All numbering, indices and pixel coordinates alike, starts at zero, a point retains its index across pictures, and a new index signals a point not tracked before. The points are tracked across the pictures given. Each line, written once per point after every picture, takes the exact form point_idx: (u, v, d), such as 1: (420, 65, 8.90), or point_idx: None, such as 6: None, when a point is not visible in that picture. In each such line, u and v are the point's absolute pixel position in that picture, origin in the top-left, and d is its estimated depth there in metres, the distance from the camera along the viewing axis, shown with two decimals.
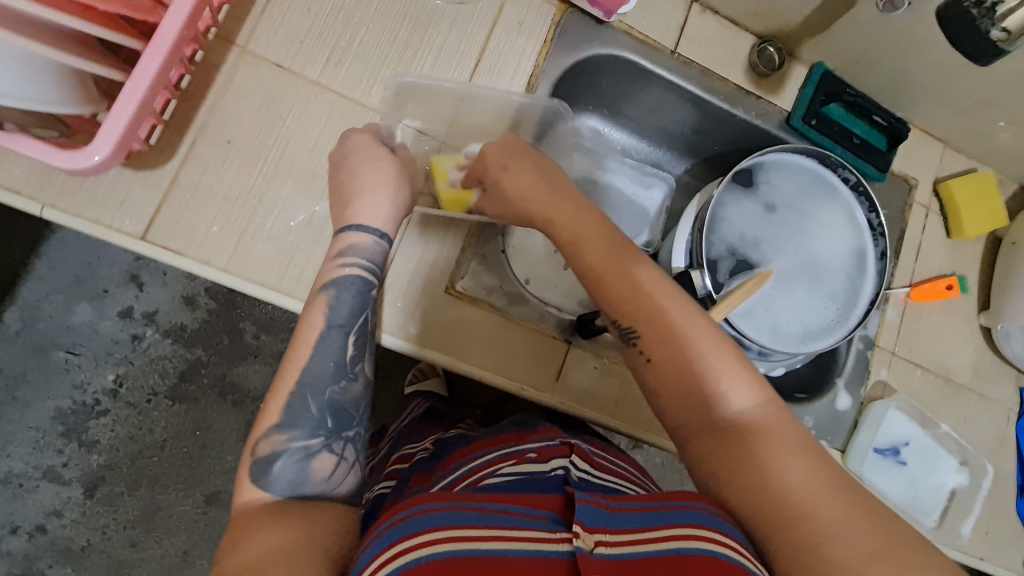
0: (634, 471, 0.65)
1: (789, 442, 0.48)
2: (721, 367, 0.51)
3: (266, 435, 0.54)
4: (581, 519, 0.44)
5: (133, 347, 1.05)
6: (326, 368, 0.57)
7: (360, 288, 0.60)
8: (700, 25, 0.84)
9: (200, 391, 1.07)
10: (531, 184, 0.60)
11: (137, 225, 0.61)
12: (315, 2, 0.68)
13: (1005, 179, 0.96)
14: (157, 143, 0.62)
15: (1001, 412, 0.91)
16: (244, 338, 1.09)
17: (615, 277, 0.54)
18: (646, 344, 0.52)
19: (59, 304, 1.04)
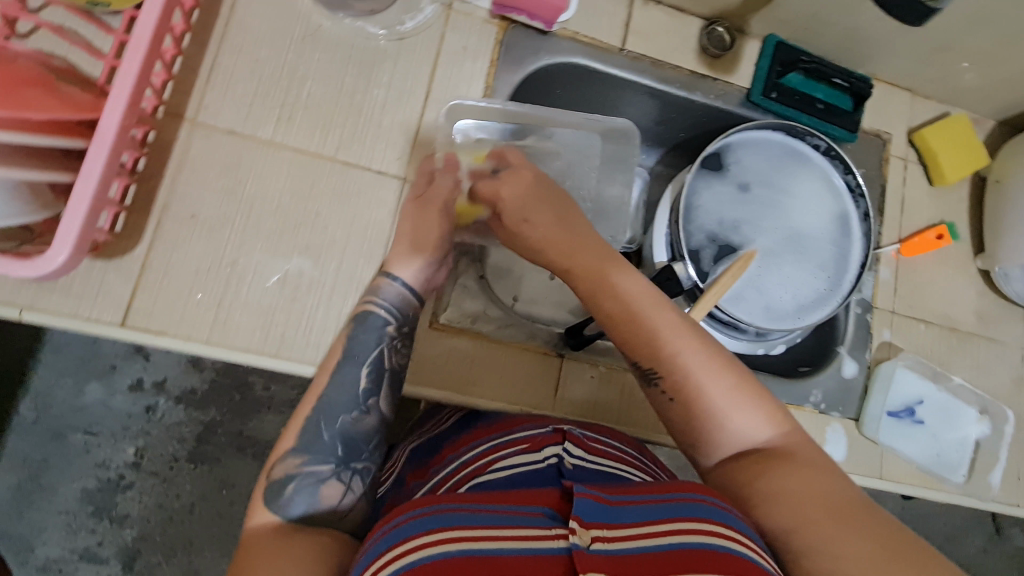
0: (639, 454, 0.65)
1: (808, 462, 0.50)
2: (741, 403, 0.52)
3: (280, 458, 0.55)
4: (578, 515, 0.44)
5: (149, 418, 1.06)
6: (343, 398, 0.58)
7: (378, 324, 0.61)
8: (645, 18, 0.83)
9: (220, 450, 1.08)
10: (552, 234, 0.60)
11: (116, 313, 0.62)
12: (258, 63, 0.69)
13: (978, 118, 0.94)
14: (123, 229, 0.63)
15: (1014, 353, 0.89)
16: (255, 391, 1.10)
17: (636, 324, 0.55)
18: (667, 385, 0.53)
19: (70, 387, 1.05)
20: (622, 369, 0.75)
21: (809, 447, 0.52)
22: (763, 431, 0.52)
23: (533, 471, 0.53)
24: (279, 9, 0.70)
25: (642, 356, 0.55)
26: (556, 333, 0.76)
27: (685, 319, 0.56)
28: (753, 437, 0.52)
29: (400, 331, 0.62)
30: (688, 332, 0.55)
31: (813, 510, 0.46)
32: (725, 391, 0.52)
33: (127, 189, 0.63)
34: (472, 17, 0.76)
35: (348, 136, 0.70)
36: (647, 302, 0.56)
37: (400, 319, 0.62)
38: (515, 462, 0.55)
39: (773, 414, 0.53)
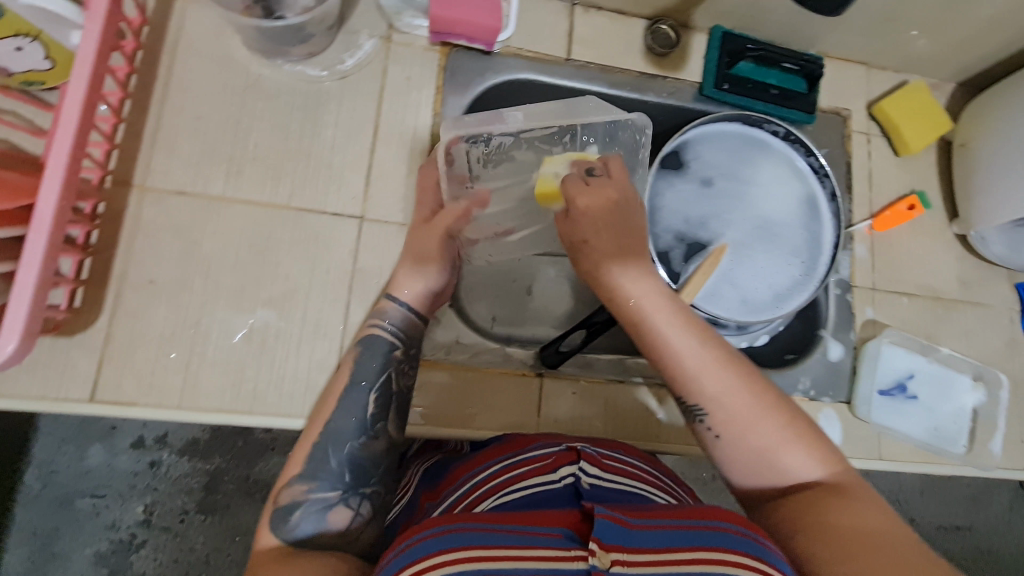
0: (654, 468, 0.61)
1: (862, 498, 0.48)
2: (791, 439, 0.52)
3: (288, 484, 0.55)
4: (597, 536, 0.41)
5: (154, 474, 1.04)
6: (349, 424, 0.58)
7: (383, 349, 0.62)
8: (587, 25, 0.82)
9: (229, 497, 1.06)
10: (610, 267, 0.59)
11: (84, 389, 0.62)
12: (201, 120, 0.68)
13: (937, 83, 0.93)
14: (83, 304, 0.63)
15: (1002, 314, 0.88)
16: (256, 434, 1.08)
17: (682, 363, 0.55)
18: (713, 421, 0.53)
19: (71, 452, 1.03)
20: (603, 381, 0.75)
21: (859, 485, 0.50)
22: (812, 471, 0.51)
23: (546, 492, 0.50)
24: (216, 63, 0.70)
25: (688, 392, 0.54)
26: (531, 353, 0.75)
27: (730, 356, 0.55)
28: (801, 475, 0.51)
29: (407, 354, 0.63)
30: (732, 367, 0.54)
31: (865, 541, 0.44)
32: (775, 430, 0.52)
33: (81, 264, 0.63)
34: (413, 47, 0.76)
35: (300, 182, 0.70)
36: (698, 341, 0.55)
37: (405, 342, 0.63)
38: (528, 483, 0.52)
39: (823, 453, 0.52)
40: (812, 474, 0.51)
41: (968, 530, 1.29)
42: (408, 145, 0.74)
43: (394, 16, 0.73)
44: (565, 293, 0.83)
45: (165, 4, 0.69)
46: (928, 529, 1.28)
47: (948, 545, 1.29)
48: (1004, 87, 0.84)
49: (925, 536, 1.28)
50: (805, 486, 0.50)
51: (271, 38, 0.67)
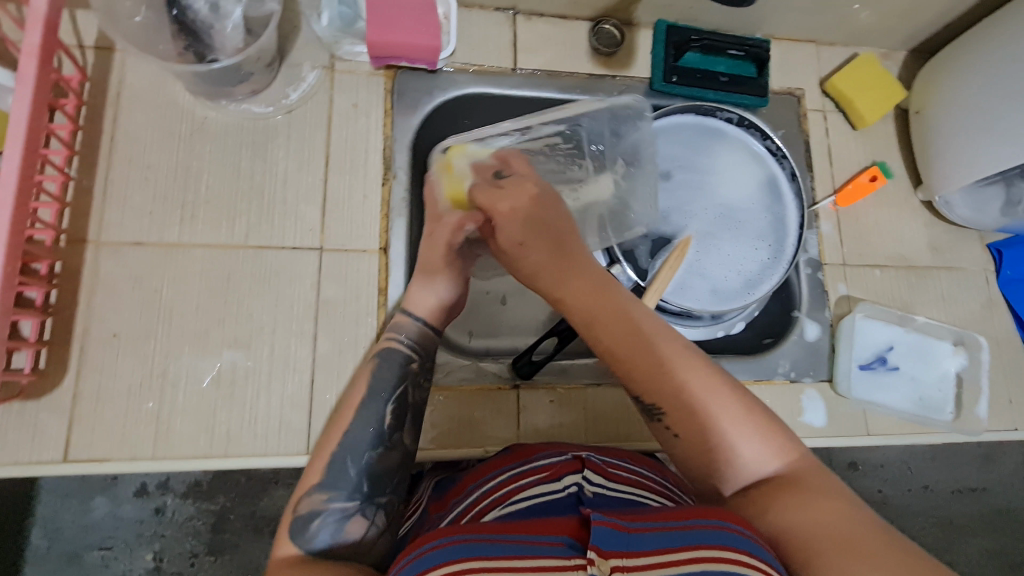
0: (660, 476, 0.59)
1: (822, 490, 0.46)
2: (749, 432, 0.50)
3: (306, 493, 0.53)
4: (597, 544, 0.39)
5: (159, 520, 1.01)
6: (366, 434, 0.56)
7: (400, 362, 0.60)
8: (529, 33, 0.82)
9: (236, 535, 1.03)
10: (543, 263, 0.58)
11: (56, 450, 0.61)
12: (150, 169, 0.69)
13: (888, 53, 0.93)
14: (48, 364, 0.63)
15: (978, 276, 0.88)
16: (258, 470, 1.06)
17: (634, 359, 0.54)
18: (671, 420, 0.52)
19: (73, 506, 0.99)
20: (579, 388, 0.74)
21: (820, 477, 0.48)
22: (770, 464, 0.50)
23: (549, 502, 0.49)
24: (161, 112, 0.70)
25: (645, 390, 0.53)
26: (505, 365, 0.75)
27: (685, 348, 0.54)
28: (759, 469, 0.49)
29: (423, 367, 0.62)
30: (689, 363, 0.53)
31: (822, 535, 0.42)
32: (733, 424, 0.50)
33: (43, 325, 0.64)
34: (357, 73, 0.76)
35: (255, 220, 0.70)
36: (640, 343, 0.54)
37: (421, 354, 0.62)
38: (533, 493, 0.51)
39: (782, 445, 0.50)
40: (770, 467, 0.49)
41: (982, 491, 1.28)
42: (360, 172, 0.74)
43: (333, 46, 0.74)
44: (538, 302, 0.83)
45: (104, 59, 0.70)
46: (942, 494, 1.27)
47: (963, 507, 1.28)
48: (951, 52, 0.83)
49: (939, 501, 1.27)
50: (762, 480, 0.49)
51: (209, 82, 0.67)
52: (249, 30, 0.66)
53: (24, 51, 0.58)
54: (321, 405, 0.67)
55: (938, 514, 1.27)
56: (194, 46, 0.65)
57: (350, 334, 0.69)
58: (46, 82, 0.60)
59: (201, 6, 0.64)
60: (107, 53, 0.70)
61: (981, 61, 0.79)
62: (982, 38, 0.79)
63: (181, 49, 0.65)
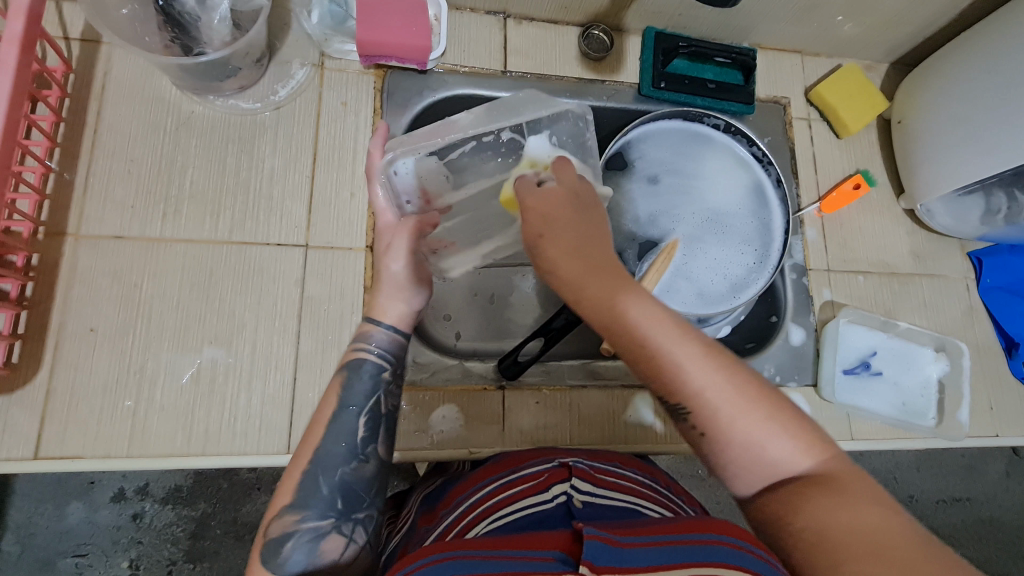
0: (652, 480, 0.59)
1: (857, 491, 0.42)
2: (780, 429, 0.45)
3: (277, 514, 0.51)
4: (589, 559, 0.38)
5: (138, 527, 1.02)
6: (338, 449, 0.53)
7: (373, 373, 0.57)
8: (520, 37, 0.83)
9: (217, 542, 1.03)
10: (568, 252, 0.53)
11: (27, 447, 0.60)
12: (133, 163, 0.68)
13: (872, 64, 0.95)
14: (21, 359, 0.62)
15: (959, 283, 0.89)
16: (241, 475, 1.06)
17: (657, 356, 0.48)
18: (699, 420, 0.47)
19: (49, 512, 1.00)
20: (564, 389, 0.74)
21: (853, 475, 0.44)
22: (804, 462, 0.45)
23: (540, 514, 0.48)
24: (146, 105, 0.69)
25: (668, 390, 0.48)
26: (491, 366, 0.75)
27: (713, 349, 0.48)
28: (793, 467, 0.45)
29: (395, 375, 0.59)
30: (717, 362, 0.47)
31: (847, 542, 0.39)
32: (763, 423, 0.45)
33: (17, 318, 0.62)
34: (347, 71, 0.76)
35: (240, 216, 0.69)
36: (660, 333, 0.48)
37: (394, 363, 0.59)
38: (522, 503, 0.50)
39: (814, 444, 0.45)
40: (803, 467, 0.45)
41: (967, 501, 1.29)
42: (348, 170, 0.73)
43: (323, 43, 0.74)
44: (527, 303, 0.83)
45: (90, 51, 0.69)
46: (927, 504, 1.28)
47: (950, 518, 1.28)
48: (935, 63, 0.84)
49: (925, 511, 1.28)
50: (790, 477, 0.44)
51: (195, 75, 0.66)
52: (236, 24, 0.66)
53: (6, 39, 0.58)
54: (303, 403, 0.66)
55: (924, 525, 1.27)
56: (181, 38, 0.65)
57: (334, 333, 0.68)
58: (26, 71, 0.59)
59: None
60: (93, 45, 0.69)
61: (972, 69, 0.79)
62: (973, 45, 0.79)
63: (167, 41, 0.65)
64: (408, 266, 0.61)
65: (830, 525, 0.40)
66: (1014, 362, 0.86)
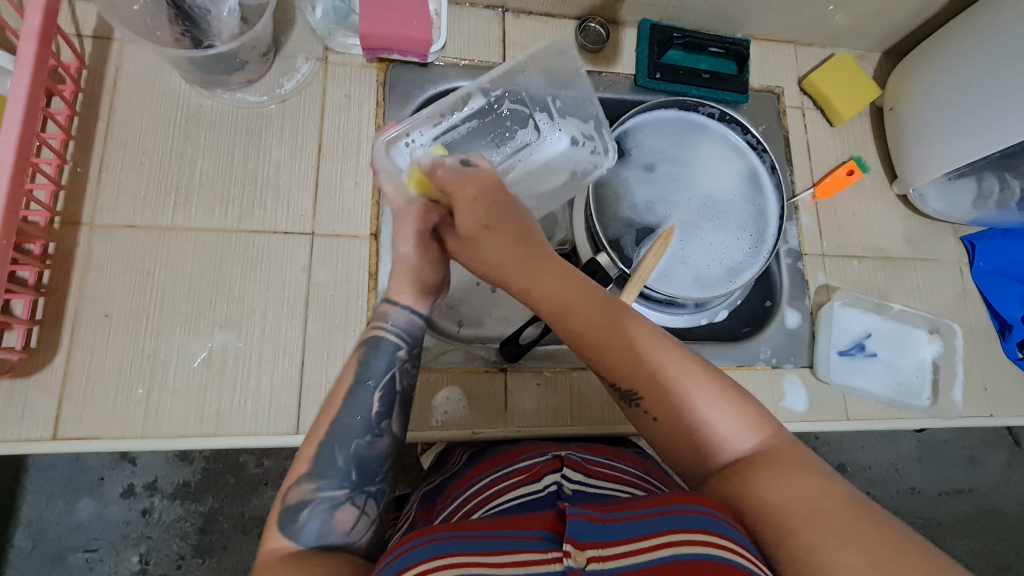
0: (643, 472, 0.61)
1: (794, 462, 0.46)
2: (724, 406, 0.50)
3: (295, 483, 0.53)
4: (572, 536, 0.40)
5: (147, 522, 1.04)
6: (354, 425, 0.55)
7: (390, 352, 0.59)
8: (518, 30, 0.85)
9: (225, 537, 1.05)
10: (504, 250, 0.56)
11: (46, 428, 0.62)
12: (145, 154, 0.70)
13: (864, 54, 0.96)
14: (39, 343, 0.64)
15: (952, 267, 0.91)
16: (248, 470, 1.08)
17: (611, 340, 0.52)
18: (650, 404, 0.51)
19: (60, 507, 1.02)
20: (565, 371, 0.76)
21: (791, 451, 0.48)
22: (747, 441, 0.49)
23: (530, 501, 0.50)
24: (157, 99, 0.72)
25: (618, 375, 0.52)
26: (494, 349, 0.77)
27: (656, 333, 0.53)
28: (737, 447, 0.49)
29: (412, 355, 0.61)
30: (660, 350, 0.51)
31: (805, 506, 0.42)
32: (707, 399, 0.50)
33: (35, 304, 0.64)
34: (351, 65, 0.78)
35: (248, 205, 0.71)
36: (609, 321, 0.53)
37: (410, 343, 0.60)
38: (514, 493, 0.52)
39: (756, 420, 0.50)
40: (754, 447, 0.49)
41: (969, 492, 1.30)
42: (352, 160, 0.75)
43: (327, 38, 0.76)
44: None
45: (102, 47, 0.71)
46: (929, 495, 1.29)
47: (952, 509, 1.29)
48: (925, 50, 0.86)
49: (928, 503, 1.29)
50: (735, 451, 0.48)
51: (204, 68, 0.68)
52: (244, 18, 0.69)
53: (24, 34, 0.60)
54: (312, 385, 0.68)
55: (926, 516, 1.28)
56: (191, 32, 0.67)
57: (341, 317, 0.70)
58: (43, 65, 0.62)
59: None
60: (105, 42, 0.71)
61: (962, 53, 0.80)
62: (962, 31, 0.81)
63: (178, 35, 0.67)
64: (418, 249, 0.61)
65: (776, 495, 0.44)
66: (1007, 344, 0.87)
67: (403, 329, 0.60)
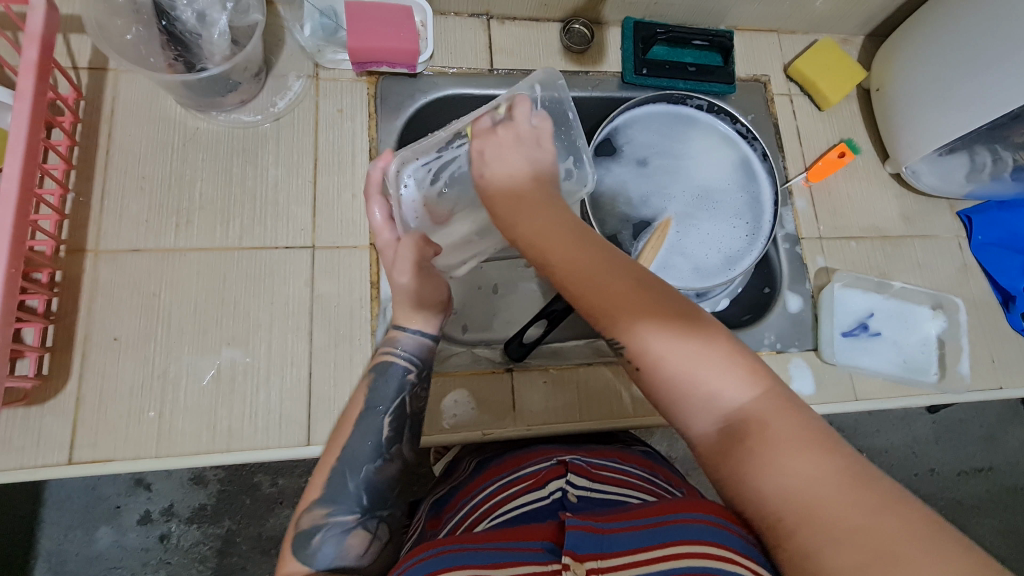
0: (651, 474, 0.61)
1: (788, 431, 0.42)
2: (709, 363, 0.46)
3: (308, 507, 0.53)
4: (571, 548, 0.41)
5: (165, 547, 1.04)
6: (365, 447, 0.56)
7: (400, 376, 0.60)
8: (504, 36, 0.86)
9: (244, 558, 1.05)
10: (510, 202, 0.58)
11: (61, 453, 0.63)
12: (145, 179, 0.72)
13: (847, 38, 0.97)
14: (51, 370, 0.65)
15: (951, 242, 0.91)
16: (263, 490, 1.08)
17: (594, 291, 0.49)
18: (632, 352, 0.48)
19: (79, 537, 1.03)
20: (571, 368, 0.76)
21: (789, 416, 0.44)
22: (739, 399, 0.45)
23: (535, 509, 0.50)
24: (154, 125, 0.73)
25: (602, 320, 0.49)
26: (499, 350, 0.78)
27: (640, 283, 0.49)
28: (728, 407, 0.45)
29: (421, 378, 0.61)
30: (647, 292, 0.49)
31: None
32: (690, 353, 0.46)
33: (45, 332, 0.65)
34: (340, 80, 0.79)
35: (248, 222, 0.72)
36: (593, 266, 0.50)
37: (420, 365, 0.61)
38: (520, 501, 0.52)
39: (751, 378, 0.45)
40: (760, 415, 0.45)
41: (989, 470, 1.29)
42: (347, 173, 0.76)
43: (316, 55, 0.78)
44: (528, 291, 0.85)
45: (98, 78, 0.73)
46: (948, 476, 1.28)
47: (973, 488, 1.28)
48: (909, 27, 0.87)
49: (947, 483, 1.28)
50: (723, 413, 0.45)
51: (198, 90, 0.70)
52: (234, 40, 0.70)
53: (22, 68, 0.61)
54: (320, 396, 0.69)
55: (947, 497, 1.27)
56: (184, 56, 0.69)
57: (346, 328, 0.71)
58: (41, 97, 0.63)
59: (189, 17, 0.68)
60: (101, 72, 0.73)
61: (944, 28, 0.81)
62: (943, 7, 0.82)
63: (171, 60, 0.69)
64: (416, 278, 0.63)
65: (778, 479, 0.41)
66: (1012, 315, 0.87)
67: (413, 356, 0.61)
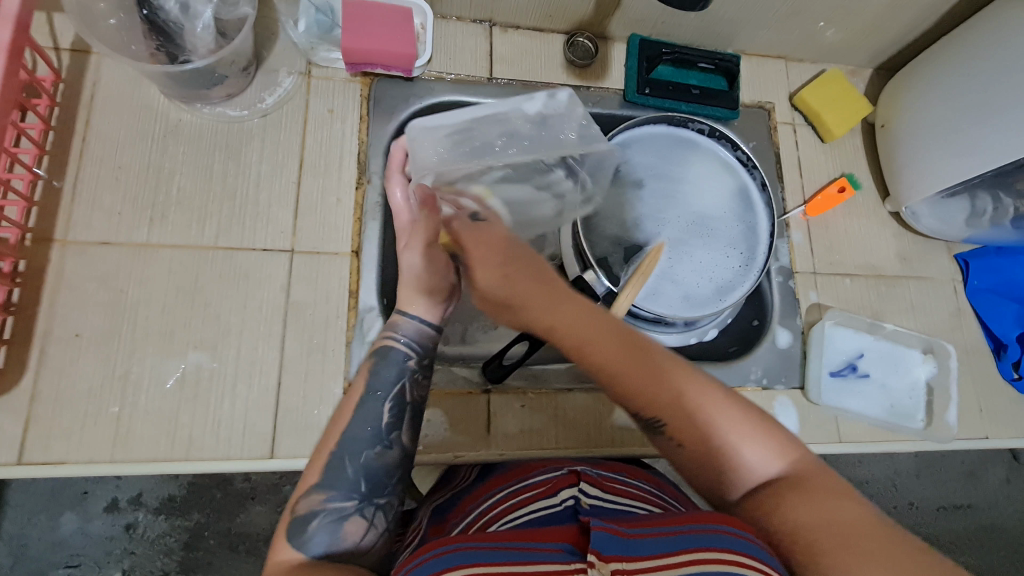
0: (657, 488, 0.59)
1: (822, 487, 0.46)
2: (750, 437, 0.50)
3: (306, 492, 0.50)
4: (596, 548, 0.39)
5: (130, 537, 1.01)
6: (365, 433, 0.53)
7: (400, 361, 0.56)
8: (505, 45, 0.83)
9: (210, 553, 1.03)
10: (526, 288, 0.54)
11: (10, 452, 0.60)
12: (121, 170, 0.69)
13: (855, 70, 0.96)
14: (6, 365, 0.62)
15: (946, 284, 0.89)
16: (235, 484, 1.05)
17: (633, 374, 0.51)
18: (673, 431, 0.51)
19: (42, 523, 0.99)
20: (550, 392, 0.74)
21: (823, 475, 0.48)
22: (772, 465, 0.49)
23: (548, 516, 0.48)
24: (135, 113, 0.70)
25: (645, 404, 0.51)
26: (477, 370, 0.75)
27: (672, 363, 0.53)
28: (763, 472, 0.49)
29: (422, 366, 0.58)
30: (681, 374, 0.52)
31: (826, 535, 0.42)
32: (731, 430, 0.50)
33: (3, 324, 0.63)
34: (334, 79, 0.76)
35: (226, 221, 0.70)
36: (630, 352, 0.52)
37: (420, 353, 0.58)
38: (530, 509, 0.50)
39: (781, 446, 0.50)
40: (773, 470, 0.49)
41: (968, 508, 1.28)
42: (334, 176, 0.74)
43: (309, 52, 0.75)
44: None
45: (80, 61, 0.70)
46: (927, 511, 1.27)
47: (950, 525, 1.27)
48: (923, 62, 0.84)
49: (926, 519, 1.26)
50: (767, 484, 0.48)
51: (182, 82, 0.67)
52: (221, 33, 0.68)
53: None
54: (287, 407, 0.66)
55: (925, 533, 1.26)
56: (166, 46, 0.66)
57: (320, 338, 0.69)
58: (14, 78, 0.60)
59: (172, 7, 0.65)
60: (83, 55, 0.70)
61: (959, 66, 0.79)
62: (960, 44, 0.80)
63: (153, 49, 0.66)
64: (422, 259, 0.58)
65: (802, 522, 0.43)
66: (1002, 363, 0.86)
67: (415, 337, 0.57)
